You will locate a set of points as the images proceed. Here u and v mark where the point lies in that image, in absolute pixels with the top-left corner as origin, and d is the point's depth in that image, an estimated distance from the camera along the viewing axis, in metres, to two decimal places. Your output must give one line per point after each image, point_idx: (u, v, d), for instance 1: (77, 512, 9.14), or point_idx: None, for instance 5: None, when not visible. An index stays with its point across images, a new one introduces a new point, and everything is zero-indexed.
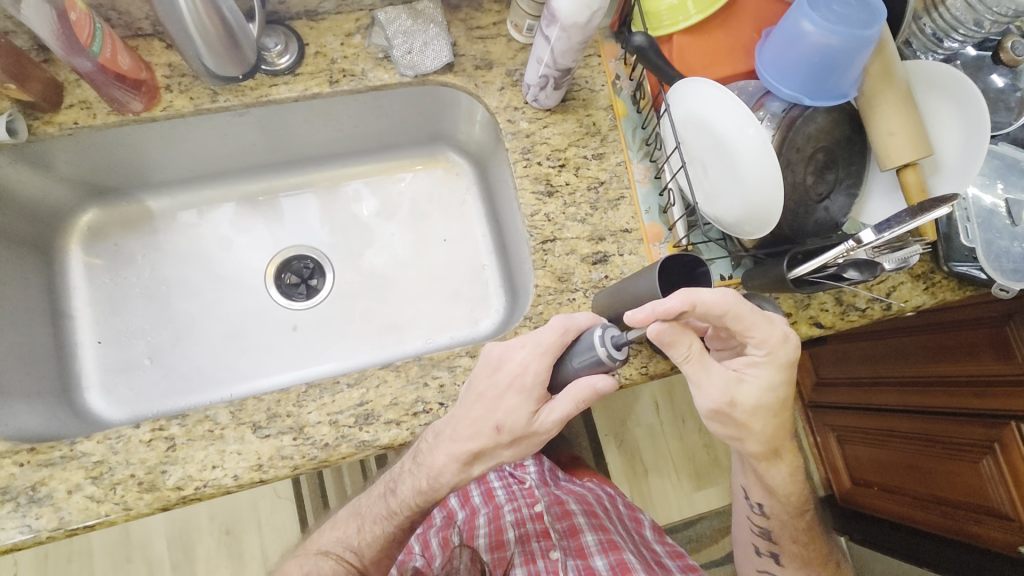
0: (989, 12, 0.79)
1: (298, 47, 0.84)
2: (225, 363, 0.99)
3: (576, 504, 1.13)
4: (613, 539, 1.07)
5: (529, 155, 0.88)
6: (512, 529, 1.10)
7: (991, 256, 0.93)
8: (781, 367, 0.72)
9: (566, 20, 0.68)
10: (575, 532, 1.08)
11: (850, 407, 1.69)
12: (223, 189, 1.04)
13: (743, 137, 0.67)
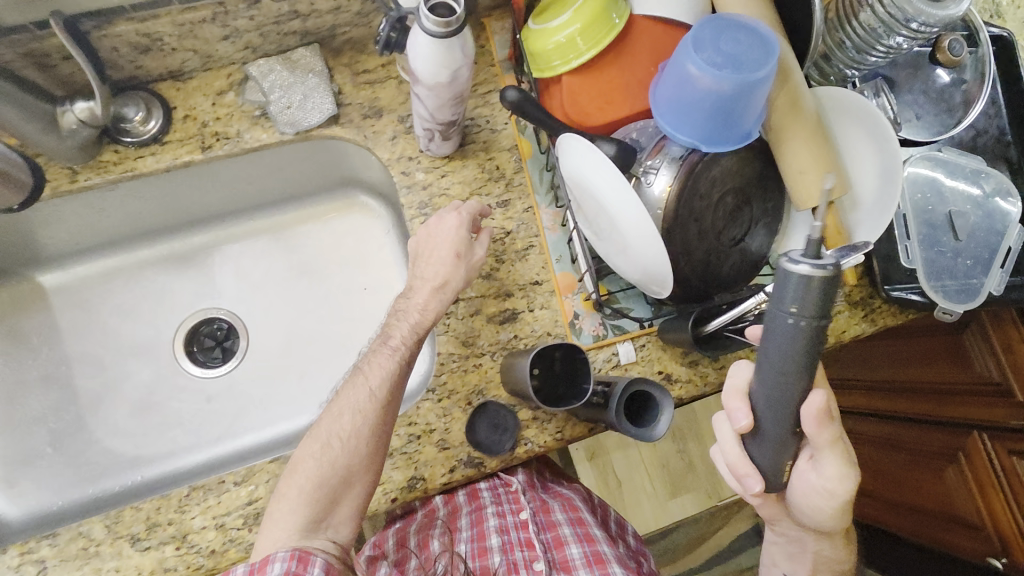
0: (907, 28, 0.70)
1: (163, 112, 0.77)
2: (133, 444, 0.93)
3: (563, 514, 0.92)
4: (600, 555, 0.86)
5: (427, 209, 0.82)
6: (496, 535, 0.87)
7: (934, 275, 0.87)
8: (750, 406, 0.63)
9: (431, 82, 0.62)
10: (558, 544, 0.88)
11: None
12: (119, 258, 0.98)
13: (621, 212, 0.61)
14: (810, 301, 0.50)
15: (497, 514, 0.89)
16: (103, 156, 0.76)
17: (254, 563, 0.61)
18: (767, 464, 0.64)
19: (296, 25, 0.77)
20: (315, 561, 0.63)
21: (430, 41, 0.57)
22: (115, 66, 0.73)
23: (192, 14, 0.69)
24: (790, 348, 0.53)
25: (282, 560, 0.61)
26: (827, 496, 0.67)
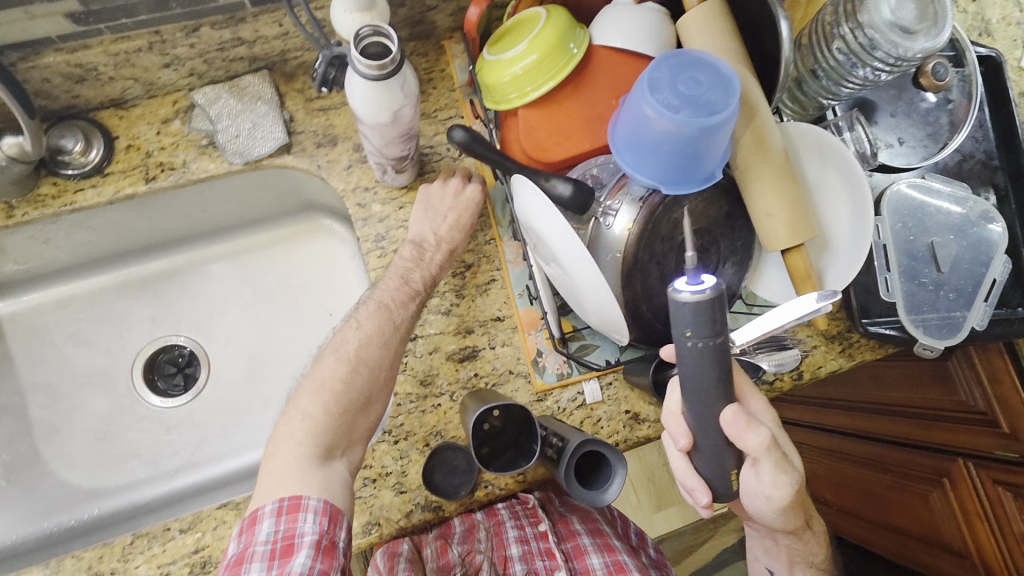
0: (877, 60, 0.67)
1: (105, 142, 0.74)
2: (90, 476, 0.91)
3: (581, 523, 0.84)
4: (621, 565, 0.78)
5: (384, 242, 0.78)
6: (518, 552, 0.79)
7: (913, 309, 0.85)
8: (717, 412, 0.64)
9: (372, 122, 0.59)
10: (578, 553, 0.80)
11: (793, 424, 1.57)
12: (74, 284, 0.95)
13: (573, 266, 0.60)
14: (702, 323, 0.51)
15: (517, 526, 0.81)
16: (41, 188, 0.73)
17: (287, 504, 0.59)
18: (710, 473, 0.61)
19: (242, 51, 0.73)
20: (343, 524, 0.61)
21: (365, 83, 0.54)
22: (50, 96, 0.70)
23: (126, 43, 0.66)
24: (701, 369, 0.54)
25: (315, 513, 0.59)
26: (766, 502, 0.60)
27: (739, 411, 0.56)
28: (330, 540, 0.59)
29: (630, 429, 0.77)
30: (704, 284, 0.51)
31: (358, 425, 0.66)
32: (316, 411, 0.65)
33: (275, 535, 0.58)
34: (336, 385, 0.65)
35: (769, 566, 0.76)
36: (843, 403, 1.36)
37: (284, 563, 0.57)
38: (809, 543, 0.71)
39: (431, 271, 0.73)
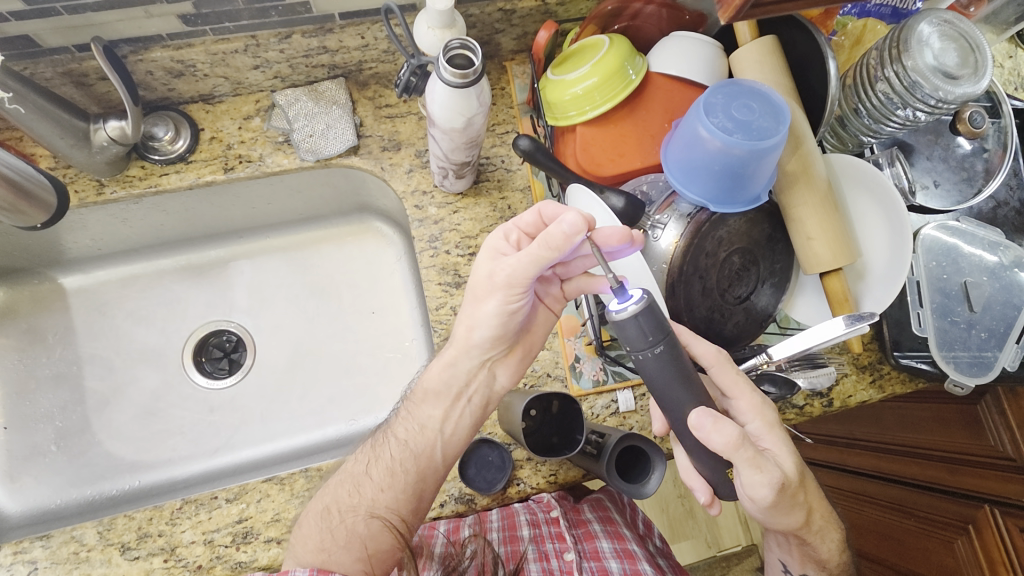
0: (920, 102, 0.71)
1: (191, 133, 0.80)
2: (134, 449, 0.94)
3: (591, 513, 0.85)
4: (631, 553, 0.79)
5: (436, 243, 0.83)
6: (528, 533, 0.77)
7: (945, 347, 0.87)
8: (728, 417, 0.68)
9: (446, 125, 0.65)
10: (588, 537, 0.81)
11: (825, 465, 1.57)
12: (139, 265, 1.00)
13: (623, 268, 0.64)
14: (635, 337, 0.57)
15: (527, 510, 0.80)
16: (130, 170, 0.79)
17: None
18: (710, 473, 0.64)
19: (325, 59, 0.79)
20: None
21: (448, 89, 0.61)
22: (149, 87, 0.77)
23: (225, 45, 0.72)
24: (661, 375, 0.58)
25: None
26: (752, 502, 0.62)
27: (704, 412, 0.57)
28: None
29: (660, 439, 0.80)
30: (630, 299, 0.57)
31: (427, 490, 0.68)
32: (390, 451, 0.68)
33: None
34: (427, 429, 0.68)
35: (782, 559, 0.76)
36: (868, 443, 1.38)
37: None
38: (824, 553, 0.72)
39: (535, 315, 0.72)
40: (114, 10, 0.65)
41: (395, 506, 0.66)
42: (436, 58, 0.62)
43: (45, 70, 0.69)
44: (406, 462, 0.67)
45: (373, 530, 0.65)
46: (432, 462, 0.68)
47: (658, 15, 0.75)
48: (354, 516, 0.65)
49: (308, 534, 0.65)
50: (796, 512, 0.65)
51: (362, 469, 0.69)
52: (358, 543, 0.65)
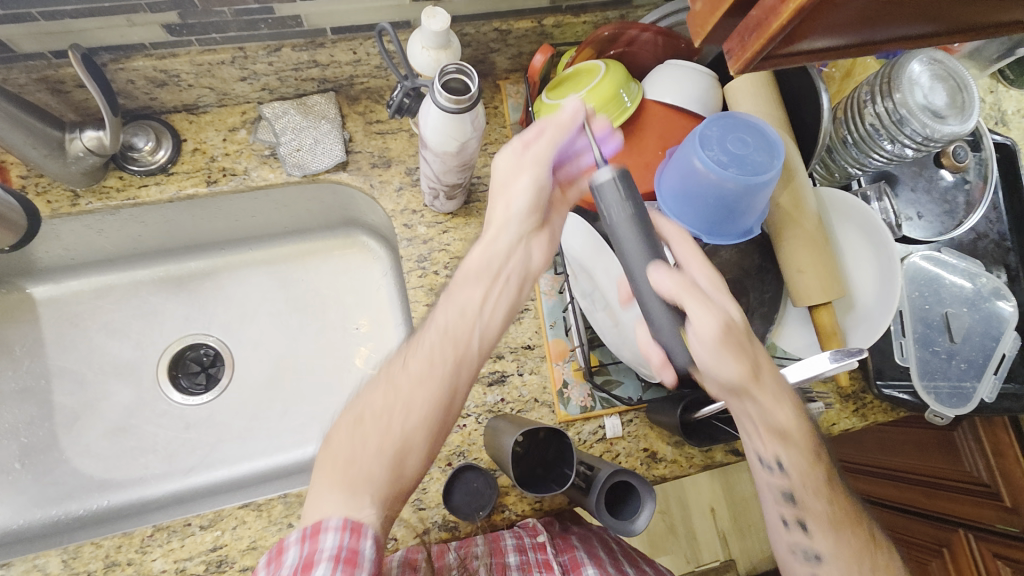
0: (905, 137, 0.72)
1: (173, 144, 0.78)
2: (104, 467, 0.91)
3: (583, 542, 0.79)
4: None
5: (425, 263, 0.81)
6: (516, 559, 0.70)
7: (926, 376, 0.89)
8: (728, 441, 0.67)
9: (438, 145, 0.64)
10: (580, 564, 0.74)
11: None
12: (113, 275, 0.96)
13: None
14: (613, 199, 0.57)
15: (514, 536, 0.74)
16: (107, 180, 0.76)
17: (309, 529, 0.49)
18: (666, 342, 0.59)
19: (315, 73, 0.78)
20: (369, 537, 0.50)
21: (441, 111, 0.60)
22: (131, 96, 0.74)
23: (212, 56, 0.70)
24: (617, 206, 0.57)
25: (335, 532, 0.49)
26: (712, 358, 0.57)
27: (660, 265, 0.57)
28: (354, 550, 0.48)
29: (647, 466, 0.79)
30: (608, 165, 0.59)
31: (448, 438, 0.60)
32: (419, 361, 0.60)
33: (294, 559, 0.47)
34: (459, 360, 0.61)
35: None
36: (850, 463, 1.42)
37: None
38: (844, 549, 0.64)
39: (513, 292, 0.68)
40: (94, 18, 0.62)
41: (421, 446, 0.58)
42: (433, 81, 0.60)
43: (19, 76, 0.66)
44: (446, 353, 0.61)
45: (393, 480, 0.55)
46: (469, 351, 0.63)
47: (653, 42, 0.74)
48: (383, 442, 0.55)
49: (335, 464, 0.54)
50: (750, 370, 0.58)
51: (392, 370, 0.60)
52: (387, 481, 0.54)
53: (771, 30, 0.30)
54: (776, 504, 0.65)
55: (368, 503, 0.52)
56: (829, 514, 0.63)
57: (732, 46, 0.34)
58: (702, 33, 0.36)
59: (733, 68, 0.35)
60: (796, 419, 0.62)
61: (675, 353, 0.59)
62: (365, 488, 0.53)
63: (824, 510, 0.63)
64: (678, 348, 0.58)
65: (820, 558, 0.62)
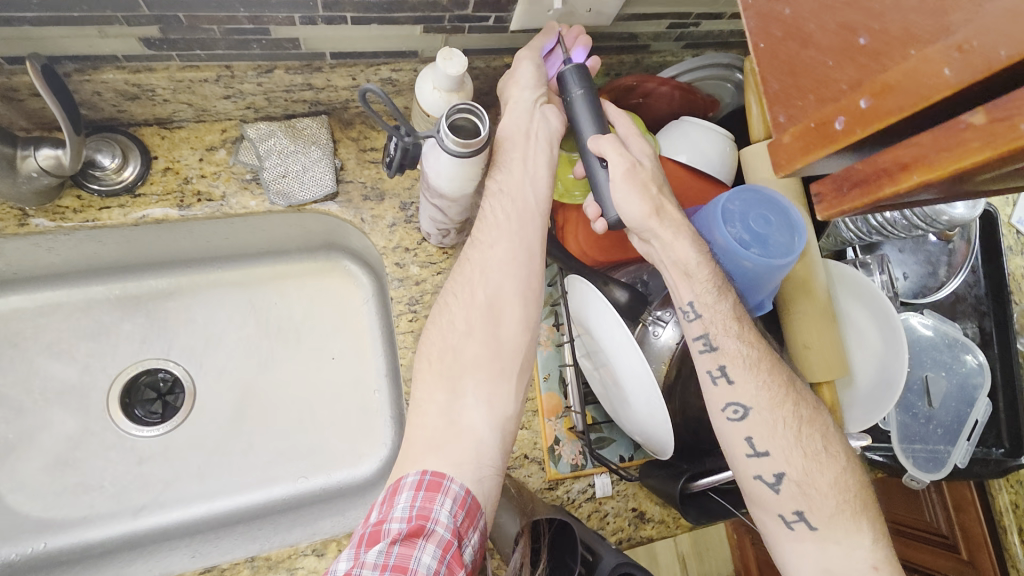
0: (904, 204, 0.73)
1: (143, 162, 0.70)
2: (42, 505, 0.82)
3: None
4: None
5: (416, 306, 0.76)
6: None
7: (906, 440, 0.91)
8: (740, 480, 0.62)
9: (441, 185, 0.61)
10: None
11: None
12: (61, 291, 0.87)
13: (625, 364, 0.59)
14: (580, 75, 0.61)
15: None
16: (63, 200, 0.68)
17: (428, 480, 0.54)
18: (601, 191, 0.61)
19: (308, 96, 0.71)
20: (476, 524, 0.55)
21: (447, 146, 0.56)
22: (95, 107, 0.66)
23: (194, 73, 0.63)
24: (579, 113, 0.61)
25: (453, 500, 0.54)
26: (637, 215, 0.59)
27: (602, 138, 0.60)
28: (460, 536, 0.53)
29: (636, 526, 0.77)
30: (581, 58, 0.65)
31: (531, 267, 0.64)
32: (486, 259, 0.63)
33: (410, 511, 0.52)
34: (514, 206, 0.64)
35: None
36: None
37: (411, 547, 0.51)
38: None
39: (530, 214, 0.65)
40: (60, 27, 0.54)
41: (509, 346, 0.62)
42: (439, 119, 0.56)
43: None
44: (511, 211, 0.64)
45: (496, 389, 0.60)
46: (529, 209, 0.65)
47: (670, 96, 0.71)
48: (465, 347, 0.61)
49: (427, 372, 0.61)
50: (657, 209, 0.59)
51: (466, 254, 0.65)
52: (480, 381, 0.60)
53: (886, 189, 0.31)
54: (716, 391, 0.61)
55: (465, 413, 0.58)
56: (767, 396, 0.60)
57: (822, 189, 0.36)
58: (786, 166, 0.37)
59: (821, 208, 0.37)
60: (706, 259, 0.59)
61: (606, 207, 0.61)
62: (457, 392, 0.59)
63: (758, 392, 0.60)
64: (606, 200, 0.61)
65: (766, 453, 0.60)
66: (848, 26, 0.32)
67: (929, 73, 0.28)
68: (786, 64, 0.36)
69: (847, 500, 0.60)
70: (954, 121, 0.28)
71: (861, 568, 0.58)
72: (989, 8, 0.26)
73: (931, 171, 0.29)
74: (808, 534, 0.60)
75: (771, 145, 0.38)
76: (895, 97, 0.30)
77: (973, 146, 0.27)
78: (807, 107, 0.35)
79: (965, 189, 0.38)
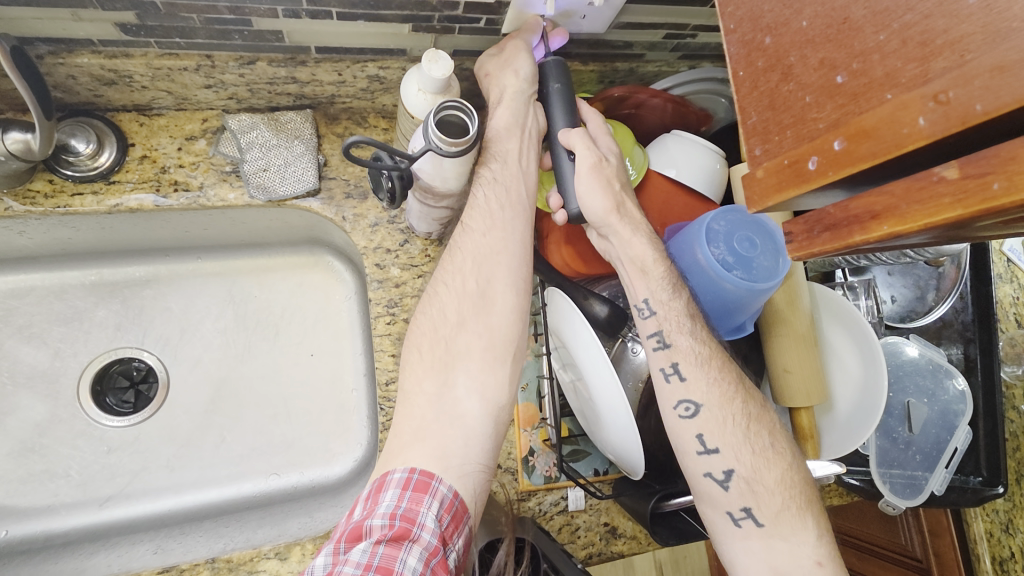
0: None
1: (119, 148, 0.68)
2: (5, 491, 0.81)
3: None
4: None
5: (395, 309, 0.75)
6: None
7: (884, 464, 0.90)
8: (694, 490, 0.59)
9: (427, 176, 0.58)
10: None
11: None
12: (35, 274, 0.85)
13: (598, 377, 0.58)
14: (555, 69, 0.63)
15: None
16: (34, 184, 0.66)
17: (416, 479, 0.53)
18: (567, 184, 0.62)
19: (292, 89, 0.70)
20: (462, 527, 0.55)
21: (432, 147, 0.53)
22: (70, 91, 0.64)
23: (173, 61, 0.61)
24: (554, 108, 0.64)
25: (440, 503, 0.53)
26: (601, 208, 0.59)
27: (574, 132, 0.61)
28: (445, 540, 0.53)
29: (606, 541, 0.77)
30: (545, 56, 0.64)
31: (523, 254, 0.63)
32: (478, 247, 0.62)
33: (395, 510, 0.52)
34: (505, 195, 0.63)
35: None
36: None
37: (397, 548, 0.51)
38: None
39: (520, 204, 0.64)
40: (31, 8, 0.52)
41: (501, 335, 0.61)
42: (427, 114, 0.54)
43: None
44: (503, 200, 0.63)
45: (487, 381, 0.59)
46: (521, 199, 0.64)
47: (662, 108, 0.70)
48: (456, 338, 0.60)
49: (417, 364, 0.60)
50: (617, 206, 0.60)
51: (456, 242, 0.63)
52: (472, 371, 0.59)
53: (857, 236, 0.30)
54: (668, 388, 0.59)
55: (456, 404, 0.57)
56: (717, 393, 0.59)
57: (794, 229, 0.35)
58: (758, 202, 0.36)
59: (791, 249, 0.36)
60: (661, 256, 0.61)
61: (568, 199, 0.62)
62: (449, 384, 0.58)
63: (709, 388, 0.58)
64: (569, 192, 0.62)
65: (716, 450, 0.58)
66: (829, 62, 0.31)
67: (905, 121, 0.27)
68: (765, 96, 0.35)
69: (793, 497, 0.58)
70: (928, 173, 0.27)
71: (805, 564, 0.56)
72: (970, 60, 0.25)
73: (903, 222, 0.28)
74: (755, 531, 0.57)
75: (745, 177, 0.36)
76: (870, 143, 0.28)
77: (946, 201, 0.26)
78: (783, 142, 0.34)
79: (950, 234, 0.36)
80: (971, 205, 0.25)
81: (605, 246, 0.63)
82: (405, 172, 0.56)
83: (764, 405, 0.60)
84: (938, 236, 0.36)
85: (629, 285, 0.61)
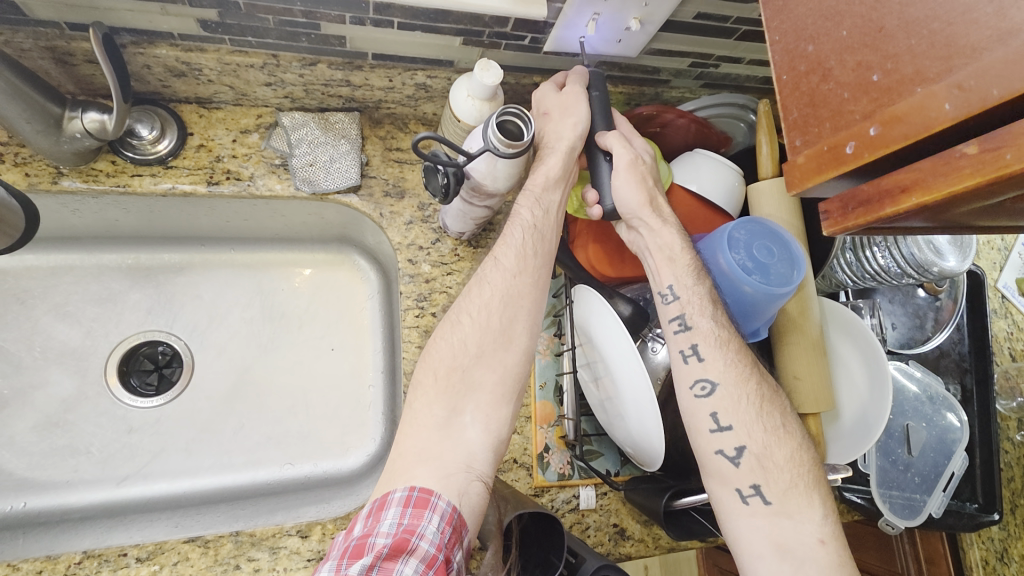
0: (898, 254, 0.78)
1: (179, 136, 0.73)
2: (29, 463, 0.82)
3: None
4: None
5: (424, 303, 0.79)
6: None
7: (885, 485, 0.92)
8: (707, 472, 0.62)
9: (479, 175, 0.63)
10: None
11: None
12: (77, 254, 0.89)
13: (628, 380, 0.61)
14: (596, 76, 0.68)
15: None
16: (97, 163, 0.71)
17: (416, 496, 0.53)
18: (605, 181, 0.67)
19: (344, 92, 0.75)
20: (462, 542, 0.54)
21: (492, 149, 0.58)
22: (142, 80, 0.69)
23: (242, 58, 0.66)
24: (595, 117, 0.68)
25: (440, 517, 0.53)
26: (635, 203, 0.65)
27: (613, 135, 0.66)
28: (445, 556, 0.52)
29: (615, 541, 0.78)
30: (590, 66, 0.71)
31: (541, 303, 0.66)
32: (504, 287, 0.64)
33: (396, 526, 0.52)
34: (540, 237, 0.66)
35: None
36: None
37: (394, 561, 0.50)
38: None
39: (550, 240, 0.67)
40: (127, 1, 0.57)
41: (512, 373, 0.63)
42: (488, 118, 0.59)
43: (23, 41, 0.60)
44: (538, 245, 0.66)
45: (494, 415, 0.61)
46: (551, 247, 0.68)
47: (686, 128, 0.76)
48: (473, 369, 0.62)
49: (431, 387, 0.61)
50: (650, 201, 0.66)
51: (485, 274, 0.65)
52: (481, 404, 0.61)
53: (887, 208, 0.35)
54: (686, 369, 0.63)
55: (463, 432, 0.59)
56: (733, 373, 0.62)
57: (830, 208, 0.40)
58: (798, 184, 0.41)
59: (826, 225, 0.40)
60: (687, 247, 0.66)
61: (604, 194, 0.67)
62: (458, 411, 0.60)
63: (725, 368, 0.62)
64: (604, 188, 0.67)
65: (729, 427, 0.61)
66: (865, 64, 0.36)
67: (932, 107, 0.32)
68: (806, 95, 0.40)
69: (802, 476, 0.61)
70: (951, 150, 0.31)
71: (808, 542, 0.58)
72: (987, 57, 0.30)
73: (930, 193, 0.32)
74: (762, 509, 0.60)
75: (786, 165, 0.41)
76: (902, 127, 0.33)
77: (967, 172, 0.30)
78: (822, 132, 0.39)
79: (943, 219, 0.41)
80: (987, 173, 0.30)
81: (634, 241, 0.68)
82: (456, 172, 0.61)
83: (777, 389, 0.64)
84: (933, 219, 0.41)
85: (656, 276, 0.66)
